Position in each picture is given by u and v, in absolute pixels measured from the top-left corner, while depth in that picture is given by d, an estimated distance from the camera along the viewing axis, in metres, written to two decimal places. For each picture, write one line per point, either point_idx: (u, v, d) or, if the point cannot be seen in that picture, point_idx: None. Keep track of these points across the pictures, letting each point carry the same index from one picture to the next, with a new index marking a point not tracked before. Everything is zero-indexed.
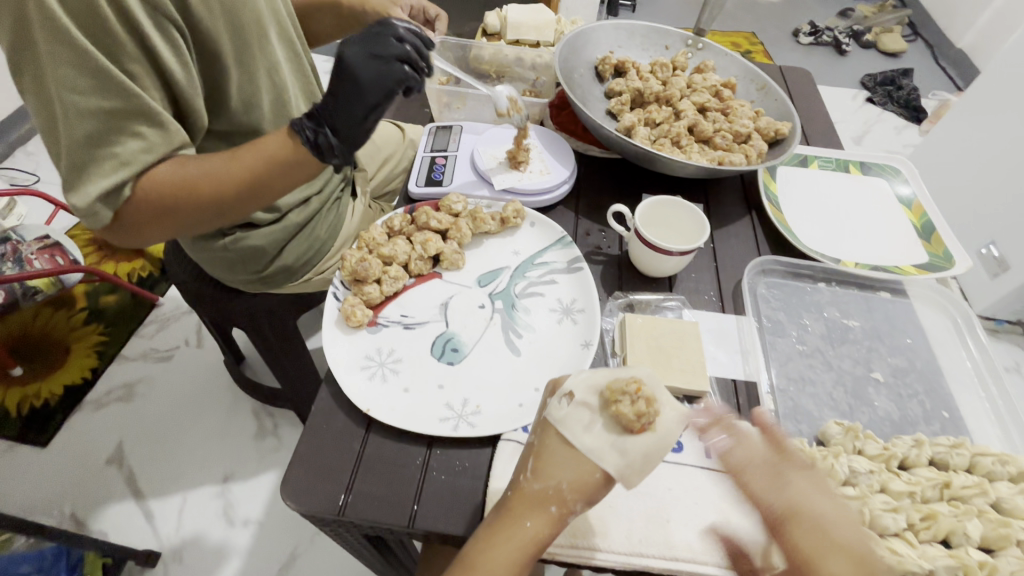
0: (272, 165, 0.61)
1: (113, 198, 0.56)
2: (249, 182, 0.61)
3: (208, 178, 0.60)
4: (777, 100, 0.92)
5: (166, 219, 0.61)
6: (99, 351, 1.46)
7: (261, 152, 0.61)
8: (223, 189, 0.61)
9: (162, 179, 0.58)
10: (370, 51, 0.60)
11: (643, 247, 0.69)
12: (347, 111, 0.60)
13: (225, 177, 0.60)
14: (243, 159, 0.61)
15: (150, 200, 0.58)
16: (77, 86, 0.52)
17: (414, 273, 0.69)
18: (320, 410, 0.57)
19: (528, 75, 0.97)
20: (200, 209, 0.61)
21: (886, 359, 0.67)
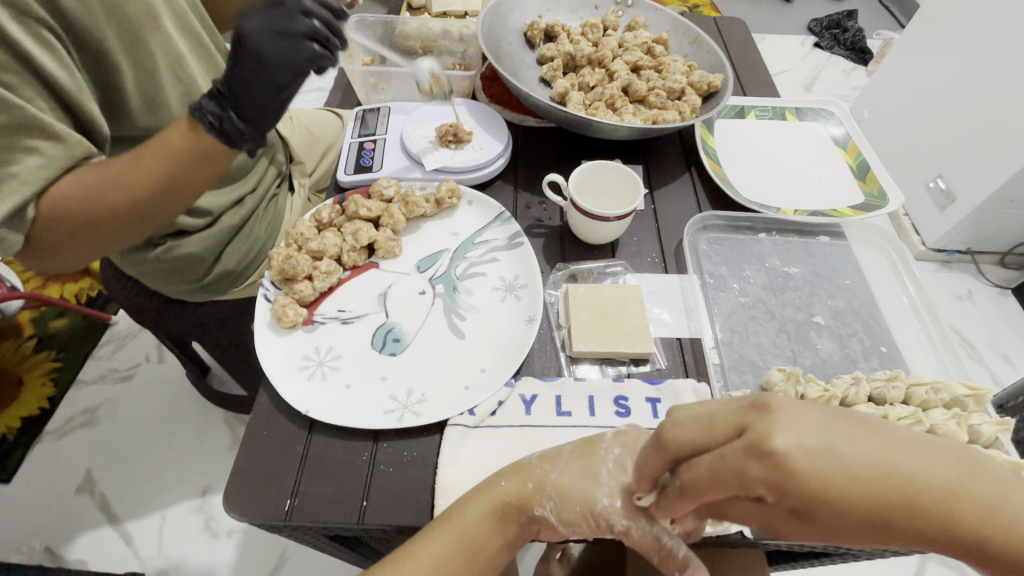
0: (177, 161, 0.56)
1: (19, 220, 0.53)
2: (157, 180, 0.56)
3: (111, 183, 0.55)
4: (709, 53, 0.91)
5: (84, 233, 0.58)
6: (55, 378, 1.40)
7: (160, 146, 0.56)
8: (130, 194, 0.56)
9: (67, 193, 0.55)
10: (273, 26, 0.55)
11: (579, 216, 0.68)
12: (256, 90, 0.56)
13: (129, 178, 0.55)
14: (144, 160, 0.56)
15: (60, 216, 0.55)
16: None
17: (348, 265, 0.66)
18: (260, 416, 0.56)
19: (456, 48, 0.93)
20: (115, 218, 0.57)
21: (827, 302, 0.68)
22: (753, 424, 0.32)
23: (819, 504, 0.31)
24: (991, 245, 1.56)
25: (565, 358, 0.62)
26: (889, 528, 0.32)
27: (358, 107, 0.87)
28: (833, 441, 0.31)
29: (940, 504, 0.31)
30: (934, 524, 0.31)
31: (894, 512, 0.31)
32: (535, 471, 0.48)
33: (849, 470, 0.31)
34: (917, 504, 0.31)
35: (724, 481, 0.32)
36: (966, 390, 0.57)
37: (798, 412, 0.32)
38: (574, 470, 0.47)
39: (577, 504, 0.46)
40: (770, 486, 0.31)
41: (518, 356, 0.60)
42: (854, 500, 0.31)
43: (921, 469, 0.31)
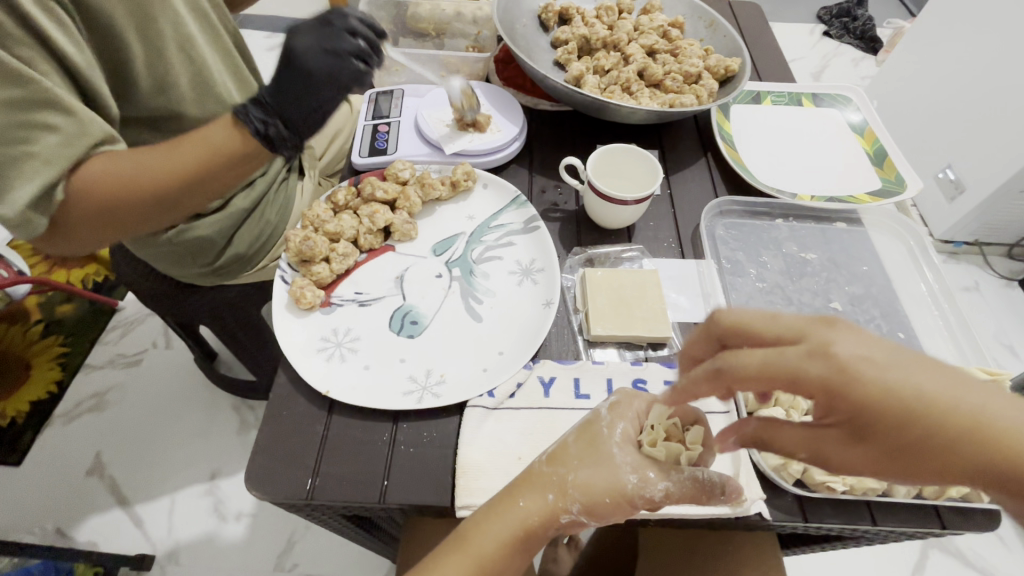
0: (218, 158, 0.57)
1: (44, 203, 0.52)
2: (196, 175, 0.57)
3: (150, 175, 0.55)
4: (726, 37, 0.89)
5: (110, 222, 0.57)
6: (62, 363, 1.41)
7: (202, 141, 0.56)
8: (167, 186, 0.56)
9: (97, 180, 0.54)
10: (322, 44, 0.59)
11: (597, 199, 0.67)
12: (303, 100, 0.58)
13: (169, 172, 0.56)
14: (184, 153, 0.56)
15: (89, 204, 0.54)
16: None
17: (365, 248, 0.66)
18: (280, 396, 0.56)
19: (469, 30, 0.92)
20: (146, 208, 0.57)
21: (845, 288, 0.68)
22: (814, 334, 0.36)
23: (870, 410, 0.35)
24: (999, 237, 1.56)
25: (582, 342, 0.62)
26: (941, 448, 0.34)
27: (370, 89, 0.86)
28: (895, 361, 0.35)
29: (990, 433, 0.33)
30: (983, 452, 0.33)
31: (943, 432, 0.34)
32: (553, 480, 0.46)
33: (905, 385, 0.34)
34: (966, 430, 0.34)
35: (778, 377, 0.36)
36: (986, 375, 0.57)
37: (858, 332, 0.36)
38: (586, 471, 0.46)
39: (603, 495, 0.45)
40: (824, 386, 0.35)
41: (536, 339, 0.60)
42: (905, 410, 0.34)
43: (973, 401, 0.34)
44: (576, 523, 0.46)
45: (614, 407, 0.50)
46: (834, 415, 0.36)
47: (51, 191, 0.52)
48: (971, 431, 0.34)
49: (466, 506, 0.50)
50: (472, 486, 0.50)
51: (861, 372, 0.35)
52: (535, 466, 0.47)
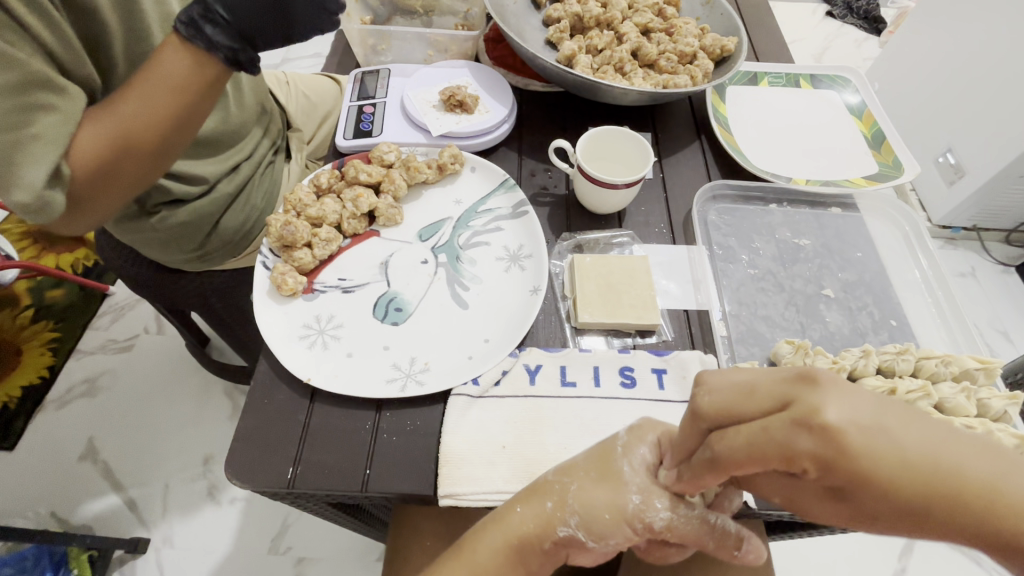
0: (189, 92, 0.55)
1: (56, 180, 0.52)
2: (179, 109, 0.55)
3: (137, 126, 0.54)
4: (723, 15, 0.87)
5: (114, 181, 0.57)
6: (54, 348, 1.40)
7: (167, 73, 0.54)
8: (160, 130, 0.55)
9: (91, 147, 0.53)
10: None
11: (586, 183, 0.65)
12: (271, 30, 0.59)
13: (153, 118, 0.54)
14: (156, 97, 0.54)
15: (93, 171, 0.54)
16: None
17: (348, 233, 0.65)
18: (260, 384, 0.55)
19: (459, 7, 0.89)
20: (144, 158, 0.57)
21: (838, 274, 0.67)
22: (796, 401, 0.32)
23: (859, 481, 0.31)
24: (998, 222, 1.54)
25: (570, 329, 0.61)
26: (916, 509, 0.32)
27: (356, 68, 0.84)
28: (880, 423, 0.32)
29: (974, 491, 0.31)
30: (964, 511, 0.31)
31: (922, 491, 0.31)
32: (558, 494, 0.45)
33: (891, 446, 0.31)
34: (945, 490, 0.31)
35: (768, 456, 0.32)
36: (977, 364, 0.56)
37: (846, 391, 0.32)
38: (598, 493, 0.44)
39: (602, 511, 0.44)
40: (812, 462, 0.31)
41: (523, 326, 0.59)
42: (891, 478, 0.31)
43: (946, 458, 0.32)
44: (573, 540, 0.45)
45: (632, 429, 0.47)
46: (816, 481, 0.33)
47: (58, 168, 0.52)
48: (948, 491, 0.31)
49: (448, 495, 0.49)
50: (456, 474, 0.50)
51: (859, 439, 0.31)
52: (540, 481, 0.47)
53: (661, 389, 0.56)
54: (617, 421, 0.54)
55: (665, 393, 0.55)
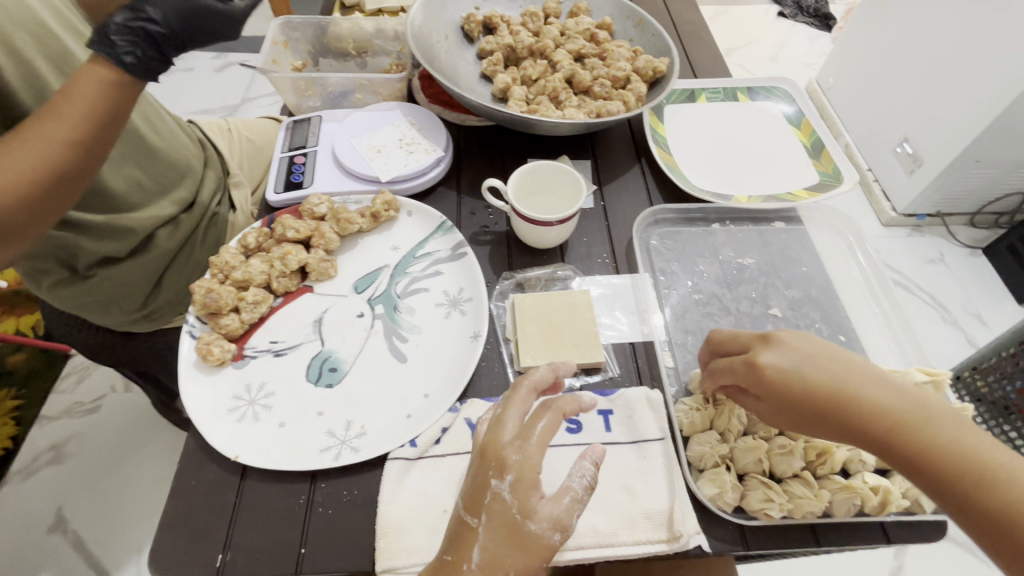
0: (101, 111, 0.52)
1: None
2: (96, 138, 0.53)
3: (48, 148, 0.50)
4: (655, 35, 0.87)
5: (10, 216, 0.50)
6: (16, 417, 1.35)
7: (84, 93, 0.51)
8: (73, 156, 0.52)
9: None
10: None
11: (521, 222, 0.64)
12: (214, 37, 0.58)
13: (65, 141, 0.51)
14: (63, 114, 0.50)
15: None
16: None
17: (279, 292, 0.62)
18: (188, 465, 0.52)
19: (391, 47, 0.89)
20: (40, 193, 0.51)
21: (784, 292, 0.66)
22: (755, 349, 0.46)
23: (805, 406, 0.44)
24: (960, 207, 1.55)
25: (513, 373, 0.59)
26: (924, 452, 0.41)
27: (288, 116, 0.82)
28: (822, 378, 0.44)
29: (972, 468, 0.39)
30: (968, 479, 0.39)
31: (903, 432, 0.41)
32: (504, 517, 0.42)
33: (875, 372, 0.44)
34: (931, 456, 0.41)
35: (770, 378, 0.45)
36: (925, 377, 0.55)
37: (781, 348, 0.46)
38: (540, 503, 0.44)
39: (550, 508, 0.43)
40: (762, 390, 0.45)
41: (461, 376, 0.57)
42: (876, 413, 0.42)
43: (939, 430, 0.41)
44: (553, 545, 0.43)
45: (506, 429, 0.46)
46: (791, 415, 0.45)
47: None
48: (946, 461, 0.40)
49: (388, 570, 0.46)
50: (395, 547, 0.47)
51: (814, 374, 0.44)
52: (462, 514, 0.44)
53: (608, 431, 0.54)
54: (563, 471, 0.51)
55: (612, 435, 0.53)
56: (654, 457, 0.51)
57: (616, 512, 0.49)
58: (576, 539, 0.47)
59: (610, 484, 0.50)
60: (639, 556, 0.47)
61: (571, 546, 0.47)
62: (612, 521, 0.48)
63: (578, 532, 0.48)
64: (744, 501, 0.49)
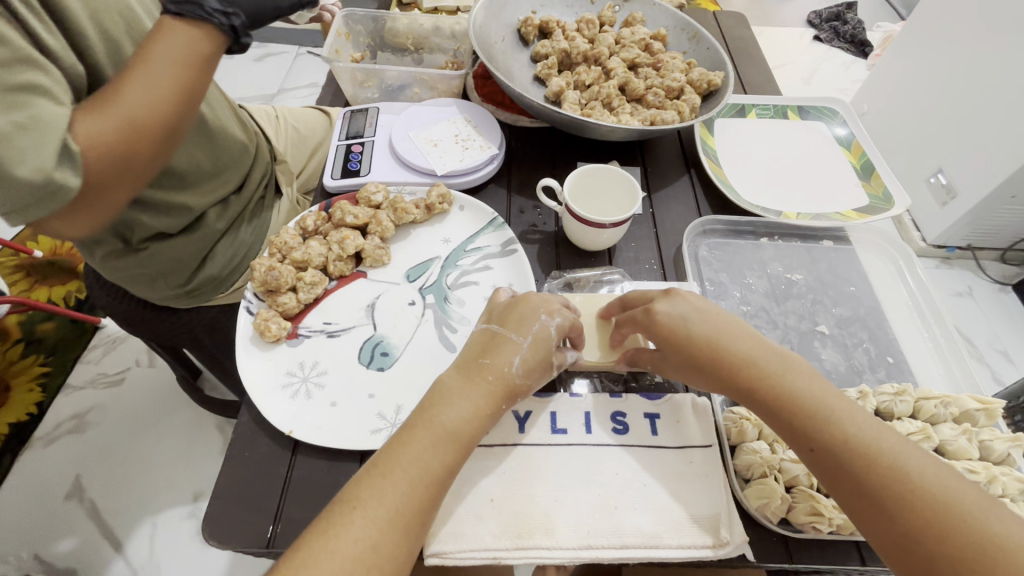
0: (191, 67, 0.57)
1: (68, 159, 0.51)
2: (181, 99, 0.57)
3: (140, 111, 0.54)
4: (709, 49, 0.88)
5: (114, 170, 0.55)
6: (43, 384, 1.38)
7: (173, 50, 0.56)
8: (162, 118, 0.56)
9: (100, 137, 0.53)
10: None
11: (574, 221, 0.65)
12: None
13: (157, 101, 0.55)
14: (156, 70, 0.55)
15: (97, 165, 0.53)
16: None
17: (334, 275, 0.64)
18: (241, 436, 0.53)
19: (448, 46, 0.91)
20: (147, 149, 0.56)
21: (831, 310, 0.66)
22: (654, 299, 0.54)
23: (681, 348, 0.51)
24: (992, 241, 1.53)
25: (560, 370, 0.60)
26: (776, 394, 0.47)
27: (346, 106, 0.84)
28: (718, 340, 0.50)
29: (819, 408, 0.45)
30: (813, 417, 0.45)
31: (761, 375, 0.48)
32: (497, 368, 0.50)
33: (786, 361, 0.49)
34: (781, 398, 0.47)
35: (675, 333, 0.51)
36: (978, 404, 0.55)
37: (687, 301, 0.53)
38: (535, 378, 0.52)
39: (533, 368, 0.52)
40: (653, 332, 0.53)
41: None
42: (789, 394, 0.47)
43: (848, 427, 0.44)
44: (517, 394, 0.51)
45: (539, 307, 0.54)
46: (673, 359, 0.52)
47: (71, 148, 0.51)
48: (791, 402, 0.47)
49: (435, 553, 0.47)
50: (441, 531, 0.48)
51: (722, 342, 0.50)
52: (475, 362, 0.51)
53: (654, 435, 0.54)
54: (610, 471, 0.52)
55: (659, 439, 0.54)
56: (701, 463, 0.52)
57: (661, 515, 0.49)
58: (621, 538, 0.47)
59: (657, 486, 0.50)
60: (683, 560, 0.47)
61: (617, 544, 0.47)
62: (658, 523, 0.48)
63: (624, 530, 0.48)
64: (791, 513, 0.49)
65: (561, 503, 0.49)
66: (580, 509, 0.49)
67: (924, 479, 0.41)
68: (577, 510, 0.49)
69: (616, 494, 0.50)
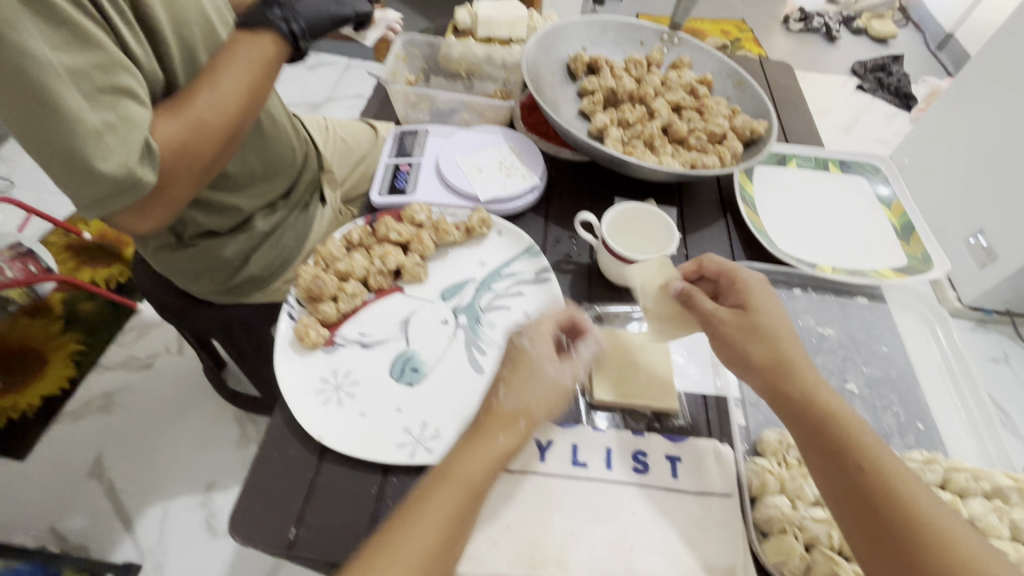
0: (255, 74, 0.63)
1: (147, 156, 0.57)
2: (246, 105, 0.63)
3: (212, 113, 0.60)
4: (754, 97, 0.89)
5: (187, 166, 0.61)
6: (77, 360, 1.44)
7: (240, 59, 0.62)
8: (231, 120, 0.62)
9: (177, 137, 0.59)
10: None
11: (609, 257, 0.66)
12: None
13: (225, 106, 0.61)
14: (226, 77, 0.61)
15: (171, 162, 0.59)
16: (52, 43, 0.50)
17: (373, 288, 0.66)
18: (272, 437, 0.55)
19: (498, 75, 0.95)
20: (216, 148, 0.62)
21: (862, 368, 0.65)
22: (751, 315, 0.57)
23: (774, 365, 0.54)
24: None
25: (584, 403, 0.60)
26: (852, 439, 0.49)
27: (396, 125, 0.87)
28: (799, 365, 0.54)
29: (870, 453, 0.48)
30: (863, 465, 0.47)
31: (832, 419, 0.50)
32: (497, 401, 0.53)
33: (848, 406, 0.51)
34: (848, 439, 0.49)
35: (770, 350, 0.55)
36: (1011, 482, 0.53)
37: (778, 322, 0.56)
38: (537, 396, 0.53)
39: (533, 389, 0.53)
40: (732, 348, 0.56)
41: None
42: (861, 434, 0.49)
43: (895, 481, 0.46)
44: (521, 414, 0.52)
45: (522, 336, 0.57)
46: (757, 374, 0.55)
47: (150, 147, 0.57)
48: (857, 447, 0.48)
49: None
50: None
51: (798, 370, 0.53)
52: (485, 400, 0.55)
53: (674, 478, 0.54)
54: (627, 510, 0.52)
55: (678, 482, 0.54)
56: (720, 513, 0.51)
57: (675, 560, 0.49)
58: None
59: (672, 531, 0.51)
60: None
61: None
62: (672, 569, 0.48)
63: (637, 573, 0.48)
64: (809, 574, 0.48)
65: (576, 537, 0.50)
66: (594, 546, 0.49)
67: (954, 541, 0.43)
68: (591, 547, 0.49)
69: (631, 534, 0.50)
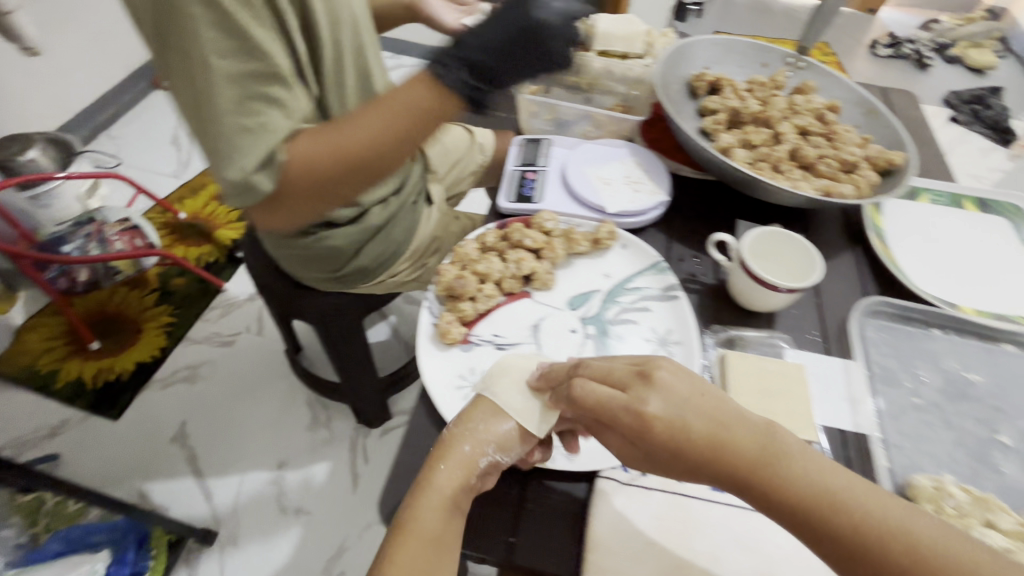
0: (407, 118, 0.62)
1: (270, 165, 0.60)
2: (384, 143, 0.63)
3: (347, 141, 0.61)
4: (887, 126, 0.86)
5: (309, 185, 0.62)
6: (168, 331, 1.53)
7: (398, 102, 0.62)
8: (361, 152, 0.62)
9: (307, 154, 0.61)
10: None
11: (746, 279, 0.66)
12: None
13: (362, 136, 0.62)
14: (373, 114, 0.62)
15: (293, 177, 0.61)
16: (220, 50, 0.55)
17: (506, 291, 0.68)
18: (415, 427, 0.57)
19: (618, 88, 0.95)
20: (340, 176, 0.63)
21: (1015, 421, 0.61)
22: (640, 368, 0.48)
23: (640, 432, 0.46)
24: None
25: None
26: (785, 492, 0.42)
27: (519, 133, 0.89)
28: (689, 413, 0.45)
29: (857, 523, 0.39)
30: (825, 519, 0.40)
31: (764, 474, 0.42)
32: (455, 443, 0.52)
33: (797, 463, 0.42)
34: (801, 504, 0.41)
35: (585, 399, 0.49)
36: None
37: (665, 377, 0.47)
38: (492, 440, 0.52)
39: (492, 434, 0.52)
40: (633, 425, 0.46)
41: None
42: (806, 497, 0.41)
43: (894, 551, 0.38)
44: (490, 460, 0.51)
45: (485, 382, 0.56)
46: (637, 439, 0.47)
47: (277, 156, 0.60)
48: (807, 503, 0.41)
49: None
50: (599, 564, 0.49)
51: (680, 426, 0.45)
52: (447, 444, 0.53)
53: None
54: (772, 541, 0.51)
55: None
56: None
57: None
58: None
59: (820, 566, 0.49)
60: None
61: None
62: None
63: None
64: None
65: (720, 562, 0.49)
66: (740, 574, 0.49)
67: None
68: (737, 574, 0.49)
69: (777, 566, 0.49)
